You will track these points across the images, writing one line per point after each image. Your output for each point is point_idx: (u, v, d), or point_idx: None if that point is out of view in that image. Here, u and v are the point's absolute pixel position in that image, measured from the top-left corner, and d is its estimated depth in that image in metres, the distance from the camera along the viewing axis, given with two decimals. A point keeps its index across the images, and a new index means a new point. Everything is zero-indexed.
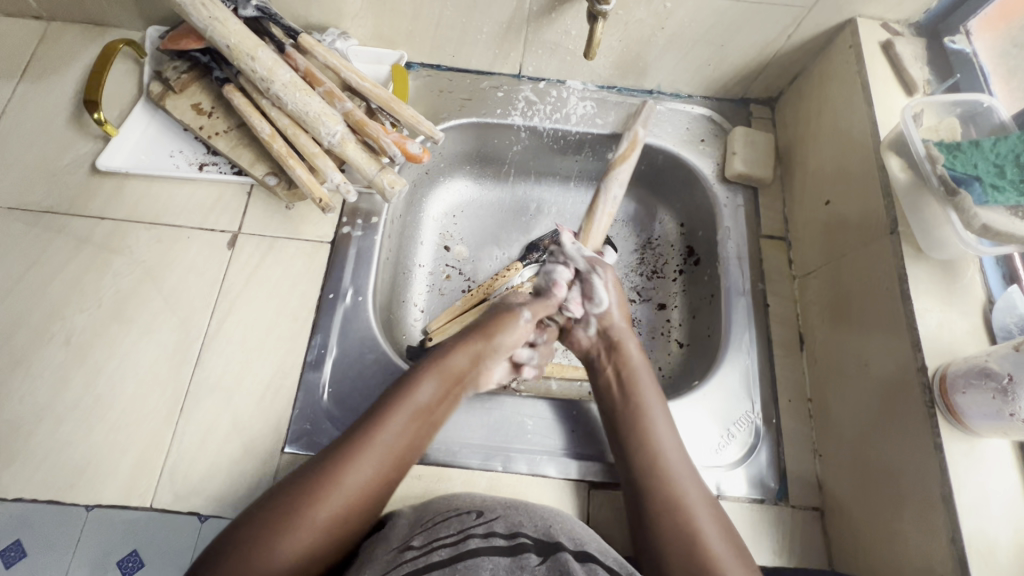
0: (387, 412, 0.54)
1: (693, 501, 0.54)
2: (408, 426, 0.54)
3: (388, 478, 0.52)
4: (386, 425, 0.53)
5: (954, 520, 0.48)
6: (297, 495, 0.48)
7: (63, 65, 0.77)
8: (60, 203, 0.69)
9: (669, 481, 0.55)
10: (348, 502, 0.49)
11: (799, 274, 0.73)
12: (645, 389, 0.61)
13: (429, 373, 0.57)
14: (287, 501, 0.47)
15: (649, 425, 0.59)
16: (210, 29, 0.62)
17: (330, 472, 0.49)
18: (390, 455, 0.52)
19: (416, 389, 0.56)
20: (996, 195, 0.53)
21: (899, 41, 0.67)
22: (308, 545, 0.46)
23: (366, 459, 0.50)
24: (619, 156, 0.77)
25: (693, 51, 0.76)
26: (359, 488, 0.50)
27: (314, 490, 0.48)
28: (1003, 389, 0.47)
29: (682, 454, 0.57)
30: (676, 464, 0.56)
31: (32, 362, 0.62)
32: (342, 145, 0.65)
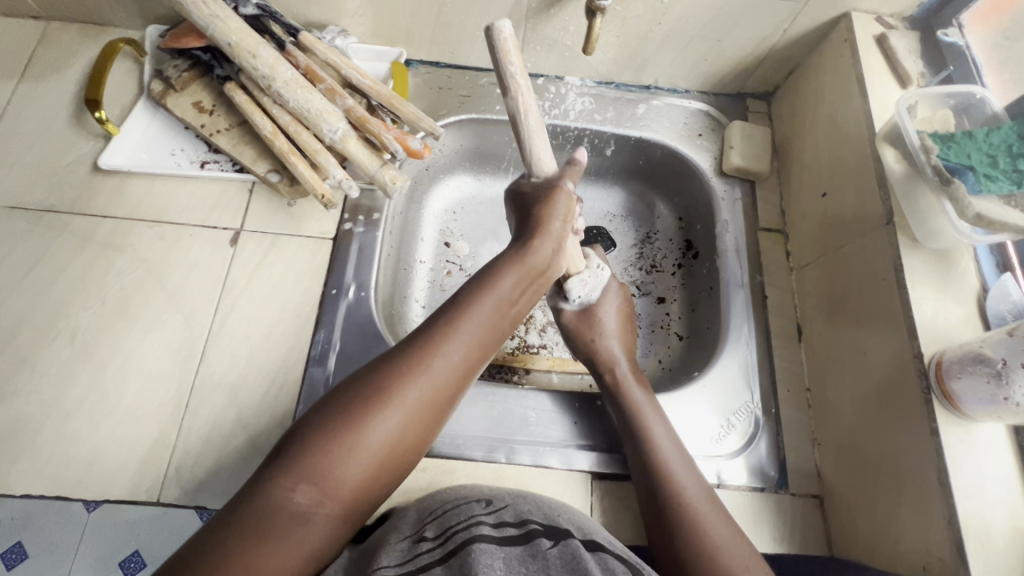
0: (479, 294, 0.50)
1: (694, 497, 0.54)
2: (498, 308, 0.50)
3: (471, 368, 0.48)
4: (474, 307, 0.49)
5: (950, 503, 0.49)
6: (390, 374, 0.45)
7: (63, 65, 0.77)
8: (63, 202, 0.70)
9: (670, 479, 0.55)
10: (438, 387, 0.46)
11: (796, 267, 0.74)
12: (642, 403, 0.61)
13: (507, 269, 0.52)
14: (379, 378, 0.45)
15: (647, 438, 0.58)
16: (210, 26, 0.63)
17: (400, 376, 0.45)
18: (477, 342, 0.49)
19: (501, 276, 0.51)
20: (989, 184, 0.54)
21: (893, 34, 0.68)
22: (400, 429, 0.44)
23: (456, 344, 0.47)
24: (500, 78, 0.48)
25: (690, 46, 0.76)
26: (417, 411, 0.45)
27: (405, 371, 0.45)
28: (998, 373, 0.48)
29: (679, 458, 0.57)
30: (679, 472, 0.56)
31: (37, 360, 0.62)
32: (343, 141, 0.65)
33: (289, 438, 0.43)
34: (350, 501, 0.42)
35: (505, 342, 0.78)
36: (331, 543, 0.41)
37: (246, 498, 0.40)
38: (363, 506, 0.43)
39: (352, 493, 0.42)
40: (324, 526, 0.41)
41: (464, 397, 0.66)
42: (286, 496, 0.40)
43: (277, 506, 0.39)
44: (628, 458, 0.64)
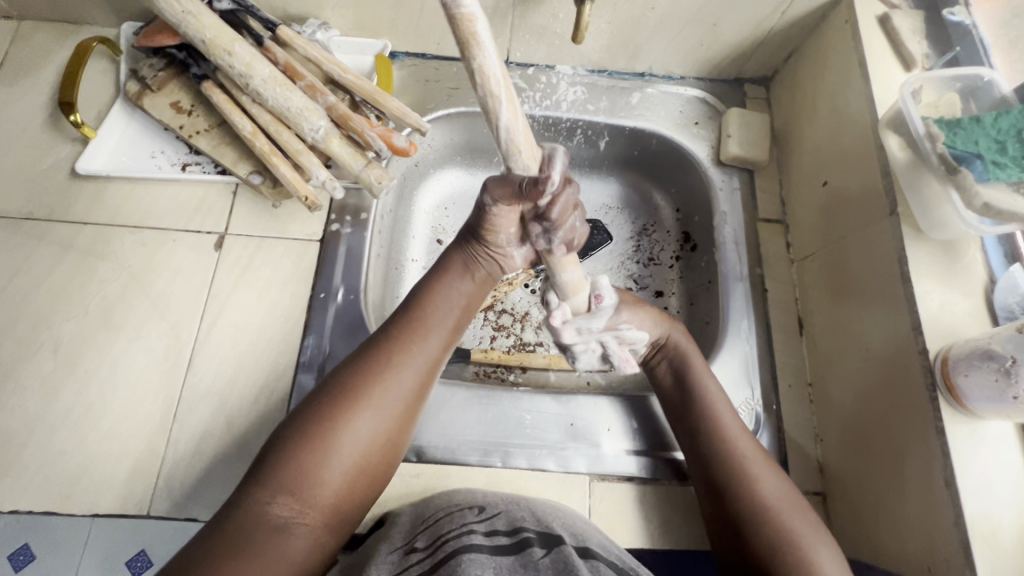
0: (421, 311, 0.54)
1: (751, 458, 0.54)
2: (448, 313, 0.55)
3: (429, 376, 0.52)
4: (422, 322, 0.53)
5: (957, 504, 0.48)
6: (352, 389, 0.49)
7: (36, 66, 0.75)
8: (41, 209, 0.68)
9: (731, 442, 0.55)
10: (399, 398, 0.50)
11: (797, 258, 0.72)
12: (700, 370, 0.60)
13: (450, 287, 0.56)
14: (340, 395, 0.48)
15: (704, 400, 0.58)
16: (184, 23, 0.60)
17: (361, 385, 0.49)
18: (433, 352, 0.53)
19: (450, 279, 0.56)
20: (998, 172, 0.51)
21: (897, 14, 0.65)
22: (371, 435, 0.48)
23: (416, 353, 0.52)
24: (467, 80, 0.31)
25: (684, 31, 0.73)
26: (385, 420, 0.49)
27: (367, 385, 0.49)
28: (1006, 371, 0.46)
29: (738, 425, 0.57)
30: (738, 435, 0.56)
31: (20, 372, 0.61)
32: (326, 140, 0.63)
33: (262, 457, 0.46)
34: (330, 507, 0.46)
35: (500, 341, 0.76)
36: (315, 551, 0.44)
37: (230, 515, 0.42)
38: (341, 515, 0.47)
39: (330, 499, 0.46)
40: (306, 537, 0.44)
41: (457, 400, 0.64)
42: (265, 507, 0.43)
43: (259, 519, 0.42)
44: (652, 461, 0.63)
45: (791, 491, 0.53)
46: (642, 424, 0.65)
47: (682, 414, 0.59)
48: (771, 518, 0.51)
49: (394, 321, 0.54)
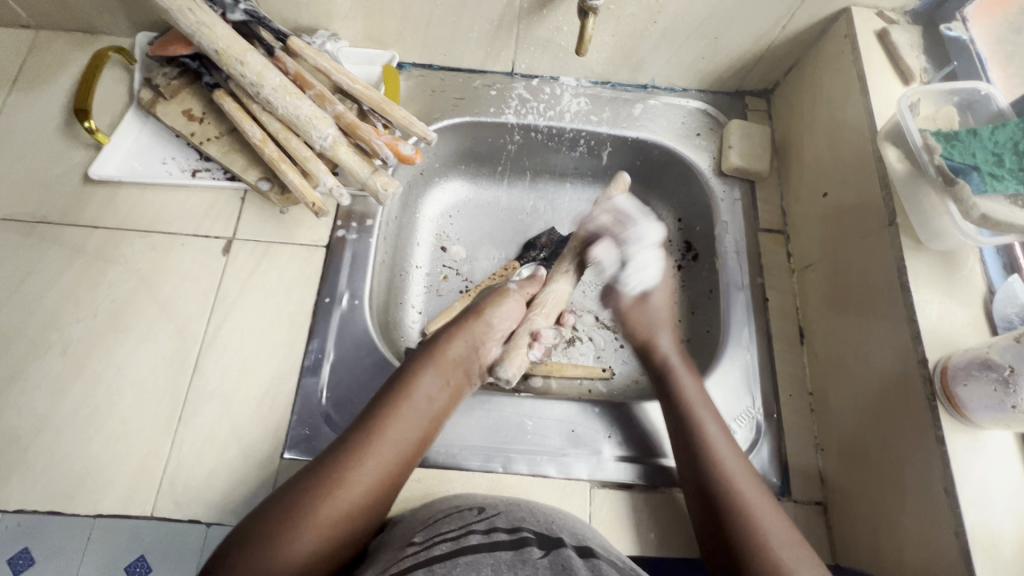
0: (388, 415, 0.56)
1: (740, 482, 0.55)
2: (412, 424, 0.56)
3: (393, 477, 0.54)
4: (388, 426, 0.55)
5: (957, 513, 0.48)
6: (313, 491, 0.50)
7: (53, 74, 0.76)
8: (54, 212, 0.69)
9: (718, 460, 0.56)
10: (358, 500, 0.51)
11: (798, 268, 0.72)
12: (694, 398, 0.61)
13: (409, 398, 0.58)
14: (297, 501, 0.49)
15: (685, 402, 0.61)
16: (197, 34, 0.62)
17: (311, 498, 0.49)
18: (397, 453, 0.55)
19: (417, 382, 0.59)
20: (995, 184, 0.52)
21: (894, 30, 0.67)
22: (315, 551, 0.47)
23: (370, 464, 0.52)
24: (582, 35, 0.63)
25: (686, 45, 0.75)
26: (333, 529, 0.49)
27: (328, 486, 0.50)
28: (1004, 380, 0.46)
29: (726, 444, 0.58)
30: (727, 454, 0.56)
31: (28, 373, 0.62)
32: (333, 148, 0.64)
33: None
34: None
35: None
36: None
37: None
38: None
39: None
40: None
41: (460, 405, 0.65)
42: None
43: None
44: (654, 468, 0.63)
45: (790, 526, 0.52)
46: (644, 431, 0.65)
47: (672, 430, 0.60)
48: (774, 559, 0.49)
49: (354, 429, 0.55)
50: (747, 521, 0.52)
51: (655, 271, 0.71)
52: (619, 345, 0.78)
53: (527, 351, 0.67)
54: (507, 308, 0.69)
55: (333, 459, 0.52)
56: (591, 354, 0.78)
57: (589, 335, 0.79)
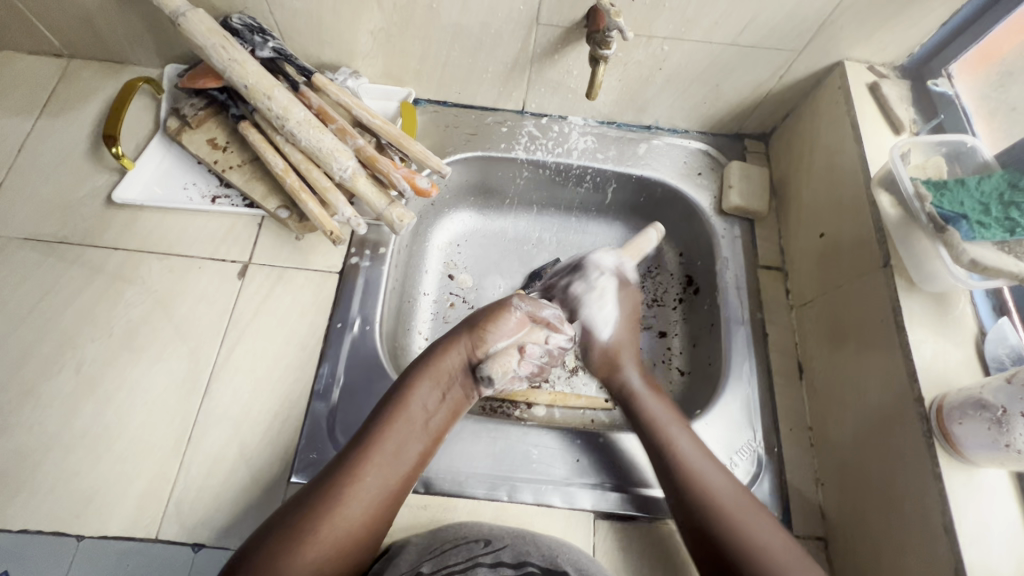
0: (384, 430, 0.56)
1: (730, 505, 0.55)
2: (410, 435, 0.57)
3: (394, 490, 0.55)
4: (385, 441, 0.56)
5: (956, 550, 0.49)
6: (314, 510, 0.50)
7: (81, 101, 0.80)
8: (75, 233, 0.71)
9: (699, 487, 0.56)
10: (362, 514, 0.52)
11: (796, 304, 0.75)
12: (664, 418, 0.62)
13: (402, 410, 0.58)
14: (300, 521, 0.49)
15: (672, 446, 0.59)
16: (228, 70, 0.65)
17: (313, 518, 0.50)
18: (396, 469, 0.55)
19: (415, 392, 0.59)
20: (982, 231, 0.55)
21: (885, 83, 0.71)
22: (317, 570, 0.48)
23: (370, 478, 0.53)
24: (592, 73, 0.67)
25: (688, 90, 0.79)
26: (335, 548, 0.50)
27: (329, 503, 0.51)
28: (998, 420, 0.48)
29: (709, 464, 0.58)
30: (710, 475, 0.57)
31: (41, 391, 0.63)
32: (353, 179, 0.67)
33: None
34: None
35: None
36: None
37: None
38: None
39: None
40: None
41: (467, 431, 0.66)
42: None
43: None
44: (657, 499, 0.63)
45: (775, 524, 0.54)
46: (648, 462, 0.65)
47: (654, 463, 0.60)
48: (771, 560, 0.51)
49: (354, 442, 0.56)
50: (737, 530, 0.53)
51: (612, 303, 0.73)
52: None
53: (514, 359, 0.62)
54: (506, 324, 0.64)
55: (334, 476, 0.53)
56: (594, 384, 0.79)
57: None
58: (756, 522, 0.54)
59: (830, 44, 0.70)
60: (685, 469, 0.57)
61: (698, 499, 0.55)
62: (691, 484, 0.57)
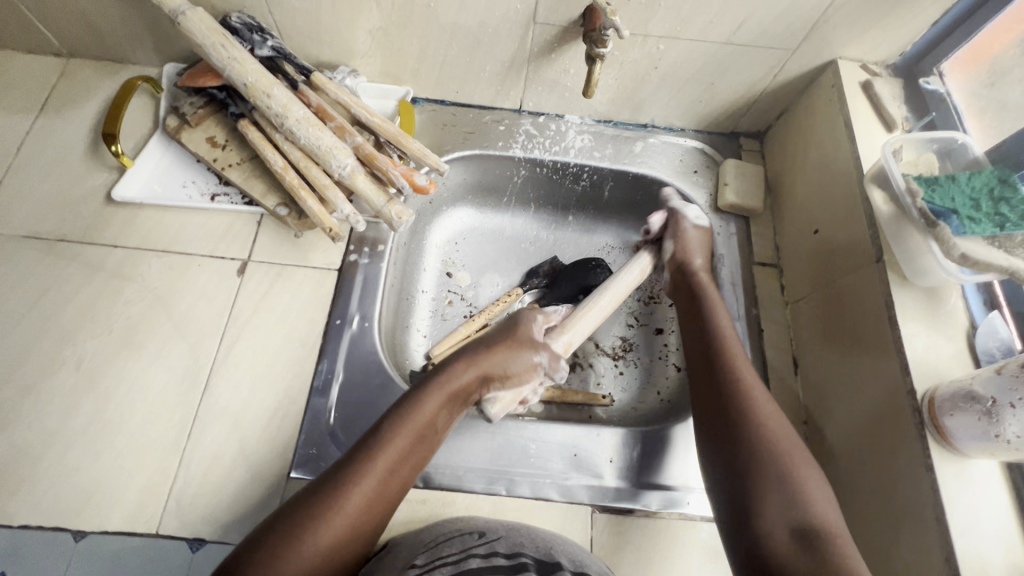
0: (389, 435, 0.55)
1: (762, 404, 0.56)
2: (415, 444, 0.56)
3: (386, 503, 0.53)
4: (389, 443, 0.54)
5: (948, 540, 0.49)
6: (311, 507, 0.49)
7: (81, 99, 0.80)
8: (75, 231, 0.71)
9: (738, 377, 0.59)
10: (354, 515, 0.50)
11: (791, 300, 0.75)
12: (726, 325, 0.65)
13: (407, 417, 0.56)
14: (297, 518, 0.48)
15: (725, 344, 0.63)
16: (228, 68, 0.66)
17: (310, 514, 0.49)
18: (398, 472, 0.54)
19: (429, 402, 0.58)
20: (973, 227, 0.55)
21: (877, 81, 0.72)
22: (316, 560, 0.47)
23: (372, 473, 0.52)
24: (588, 72, 0.67)
25: (684, 89, 0.80)
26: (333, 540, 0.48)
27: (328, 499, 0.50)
28: (989, 411, 0.49)
29: (756, 380, 0.59)
30: (747, 371, 0.60)
31: (41, 388, 0.63)
32: (352, 176, 0.67)
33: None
34: None
35: None
36: None
37: None
38: None
39: None
40: None
41: (466, 426, 0.66)
42: None
43: None
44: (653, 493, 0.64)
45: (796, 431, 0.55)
46: (645, 456, 0.66)
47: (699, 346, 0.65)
48: (778, 447, 0.53)
49: (360, 443, 0.55)
50: (756, 419, 0.55)
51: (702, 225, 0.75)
52: (618, 372, 0.80)
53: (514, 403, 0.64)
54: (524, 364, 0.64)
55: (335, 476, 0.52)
56: (591, 380, 0.79)
57: (589, 361, 0.81)
58: (768, 408, 0.56)
59: (824, 42, 0.71)
60: (725, 354, 0.62)
61: (727, 377, 0.59)
62: (722, 366, 0.60)
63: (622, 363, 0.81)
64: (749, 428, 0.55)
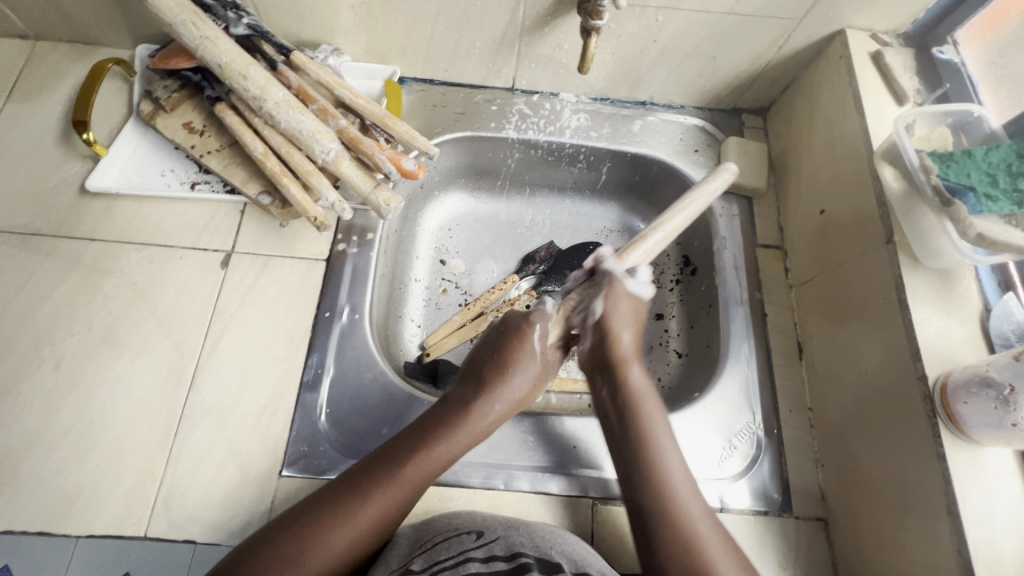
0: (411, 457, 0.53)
1: (695, 515, 0.52)
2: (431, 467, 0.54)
3: (392, 522, 0.51)
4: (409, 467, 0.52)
5: (960, 532, 0.48)
6: (320, 520, 0.48)
7: (50, 84, 0.76)
8: (49, 224, 0.68)
9: (672, 496, 0.53)
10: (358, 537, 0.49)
11: (796, 283, 0.73)
12: (661, 443, 0.56)
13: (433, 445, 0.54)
14: (309, 523, 0.48)
15: (650, 447, 0.55)
16: (201, 48, 0.62)
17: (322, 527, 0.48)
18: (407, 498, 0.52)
19: (456, 431, 0.55)
20: (990, 205, 0.53)
21: (888, 52, 0.68)
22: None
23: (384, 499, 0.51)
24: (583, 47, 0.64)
25: (685, 63, 0.76)
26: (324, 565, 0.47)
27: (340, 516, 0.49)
28: (1004, 399, 0.47)
29: (688, 488, 0.54)
30: (679, 485, 0.53)
31: (20, 389, 0.61)
32: (336, 162, 0.64)
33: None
34: None
35: None
36: None
37: None
38: None
39: None
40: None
41: None
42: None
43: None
44: None
45: (733, 551, 0.51)
46: None
47: (620, 453, 0.57)
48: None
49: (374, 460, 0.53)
50: (697, 547, 0.50)
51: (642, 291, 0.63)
52: None
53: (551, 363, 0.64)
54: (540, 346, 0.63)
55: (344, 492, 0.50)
56: None
57: None
58: (713, 539, 0.51)
59: (833, 11, 0.67)
60: (648, 454, 0.55)
61: (664, 511, 0.52)
62: (656, 491, 0.53)
63: None
64: (679, 557, 0.49)
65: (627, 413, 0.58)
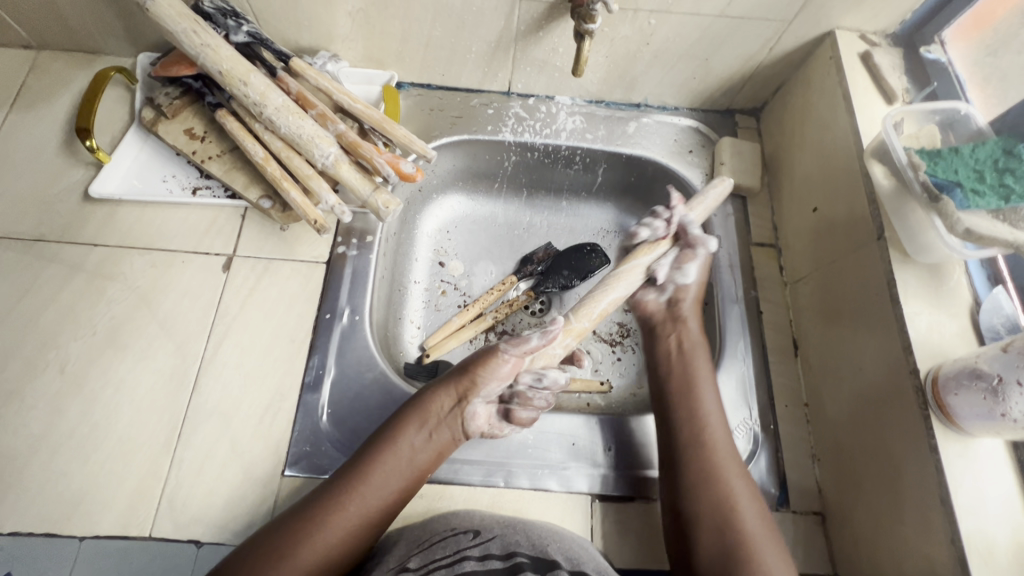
0: (369, 466, 0.55)
1: (730, 468, 0.58)
2: (394, 473, 0.56)
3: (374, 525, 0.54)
4: (369, 476, 0.55)
5: (953, 522, 0.48)
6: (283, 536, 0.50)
7: (53, 93, 0.77)
8: (53, 230, 0.69)
9: (711, 448, 0.59)
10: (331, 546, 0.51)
11: (791, 281, 0.74)
12: (709, 398, 0.62)
13: (382, 455, 0.56)
14: (276, 541, 0.50)
15: (696, 404, 0.62)
16: (201, 55, 0.63)
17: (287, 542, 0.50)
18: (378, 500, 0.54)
19: (402, 436, 0.57)
20: (977, 200, 0.54)
21: (877, 52, 0.70)
22: None
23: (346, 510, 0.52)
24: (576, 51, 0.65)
25: (678, 66, 0.77)
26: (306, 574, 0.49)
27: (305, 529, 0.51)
28: (994, 390, 0.47)
29: (727, 444, 0.59)
30: (718, 435, 0.60)
31: (25, 392, 0.62)
32: (335, 166, 0.65)
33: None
34: None
35: None
36: None
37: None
38: None
39: None
40: None
41: None
42: None
43: None
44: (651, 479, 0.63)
45: (760, 501, 0.56)
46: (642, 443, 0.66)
47: (666, 407, 0.64)
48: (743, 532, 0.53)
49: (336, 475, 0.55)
50: (727, 496, 0.56)
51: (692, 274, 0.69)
52: (616, 358, 0.79)
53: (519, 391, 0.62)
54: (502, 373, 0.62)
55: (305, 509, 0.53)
56: (589, 367, 0.78)
57: (586, 348, 0.80)
58: (746, 497, 0.56)
59: (822, 12, 0.68)
60: (693, 406, 0.62)
61: (701, 460, 0.58)
62: (696, 442, 0.59)
63: (620, 349, 0.80)
64: (710, 499, 0.56)
65: (678, 379, 0.65)
